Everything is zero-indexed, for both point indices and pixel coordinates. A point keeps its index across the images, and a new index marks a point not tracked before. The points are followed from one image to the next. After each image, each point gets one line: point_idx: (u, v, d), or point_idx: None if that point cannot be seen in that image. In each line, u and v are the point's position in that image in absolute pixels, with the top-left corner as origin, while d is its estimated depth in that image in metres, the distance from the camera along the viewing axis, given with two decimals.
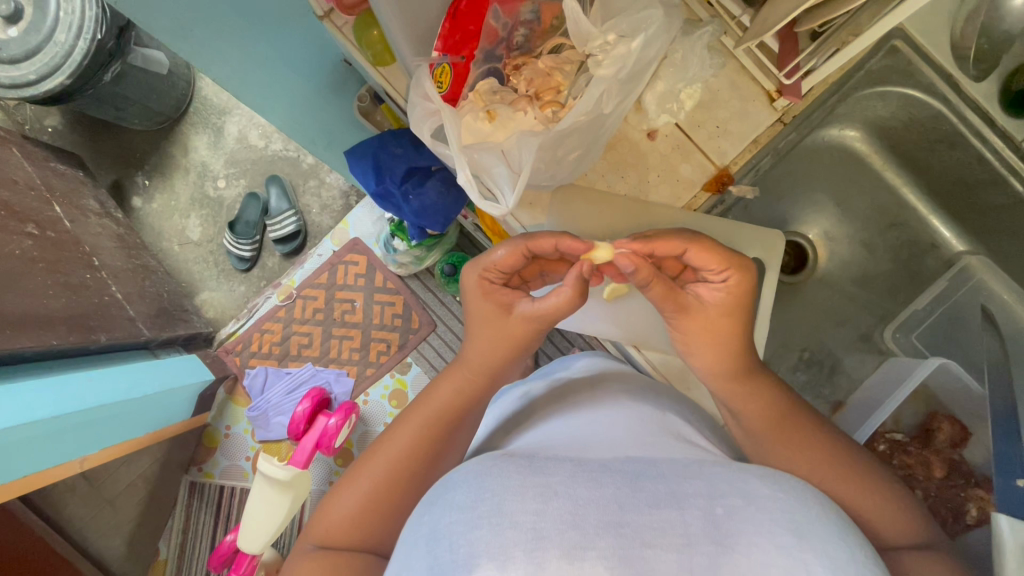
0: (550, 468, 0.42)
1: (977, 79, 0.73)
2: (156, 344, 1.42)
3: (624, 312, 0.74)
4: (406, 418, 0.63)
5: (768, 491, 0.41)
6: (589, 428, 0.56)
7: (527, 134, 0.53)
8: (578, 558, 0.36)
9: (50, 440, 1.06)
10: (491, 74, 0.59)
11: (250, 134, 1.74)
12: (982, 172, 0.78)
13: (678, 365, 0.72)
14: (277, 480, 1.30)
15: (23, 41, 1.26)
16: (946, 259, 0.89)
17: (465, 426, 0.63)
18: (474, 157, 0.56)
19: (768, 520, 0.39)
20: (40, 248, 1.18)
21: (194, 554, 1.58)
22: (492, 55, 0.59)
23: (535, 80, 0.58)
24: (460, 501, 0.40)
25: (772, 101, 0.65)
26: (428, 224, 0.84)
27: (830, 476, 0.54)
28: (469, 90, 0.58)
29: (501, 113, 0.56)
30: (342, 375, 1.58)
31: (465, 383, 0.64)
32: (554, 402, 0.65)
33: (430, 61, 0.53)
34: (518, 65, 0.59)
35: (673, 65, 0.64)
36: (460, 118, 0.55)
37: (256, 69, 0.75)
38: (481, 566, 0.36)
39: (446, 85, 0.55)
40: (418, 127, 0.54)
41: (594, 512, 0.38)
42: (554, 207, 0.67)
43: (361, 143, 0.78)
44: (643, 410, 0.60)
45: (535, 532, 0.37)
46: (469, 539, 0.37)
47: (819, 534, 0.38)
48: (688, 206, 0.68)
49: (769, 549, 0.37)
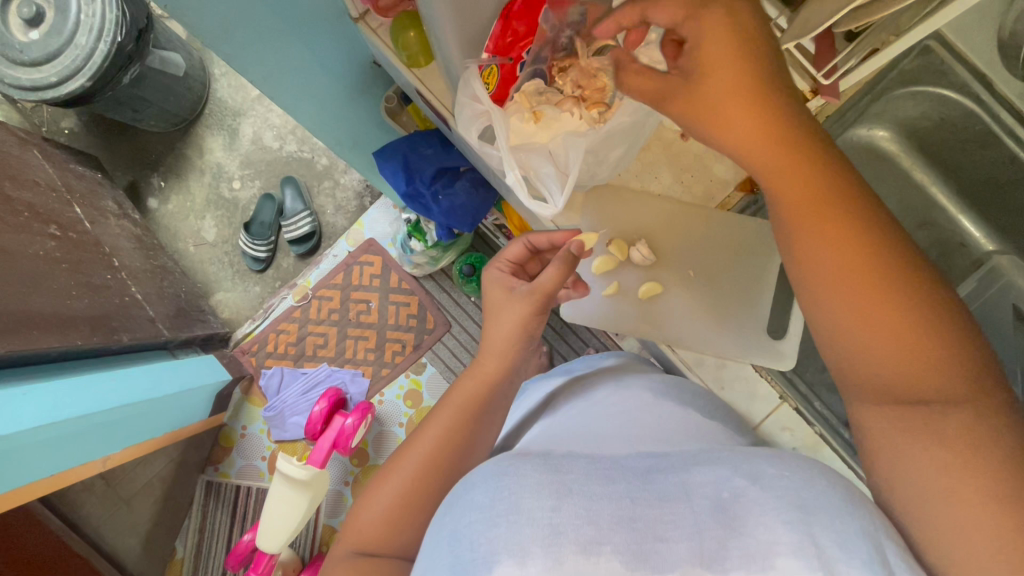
0: (566, 467, 0.43)
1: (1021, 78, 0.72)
2: (175, 344, 1.42)
3: (660, 311, 0.71)
4: (432, 418, 0.63)
5: (774, 469, 0.43)
6: (605, 424, 0.58)
7: (574, 135, 0.56)
8: (594, 553, 0.36)
9: (75, 441, 1.07)
10: (536, 76, 0.58)
11: (265, 135, 1.75)
12: (1014, 172, 0.78)
13: (713, 365, 0.70)
14: (292, 479, 1.32)
15: (45, 44, 1.29)
16: (974, 258, 0.88)
17: (489, 422, 0.63)
18: (522, 158, 0.57)
19: (774, 499, 0.40)
20: (63, 249, 1.20)
21: (210, 555, 1.57)
22: (538, 56, 0.57)
23: (582, 81, 0.56)
24: (479, 501, 0.40)
25: (807, 101, 0.67)
26: (456, 225, 0.82)
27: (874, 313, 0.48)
28: (515, 91, 0.58)
29: (547, 114, 0.56)
30: (357, 375, 1.59)
31: (486, 382, 0.64)
32: (574, 399, 0.66)
33: (479, 63, 0.56)
34: (564, 66, 0.58)
35: None
36: (507, 120, 0.55)
37: (287, 70, 0.75)
38: (501, 564, 0.35)
39: (493, 86, 0.56)
40: (466, 129, 0.55)
41: (608, 507, 0.39)
42: (589, 207, 0.68)
43: (391, 143, 0.77)
44: (661, 409, 0.61)
45: (553, 528, 0.37)
46: (489, 538, 0.37)
47: (828, 508, 0.39)
48: (722, 206, 0.69)
49: (775, 526, 0.38)
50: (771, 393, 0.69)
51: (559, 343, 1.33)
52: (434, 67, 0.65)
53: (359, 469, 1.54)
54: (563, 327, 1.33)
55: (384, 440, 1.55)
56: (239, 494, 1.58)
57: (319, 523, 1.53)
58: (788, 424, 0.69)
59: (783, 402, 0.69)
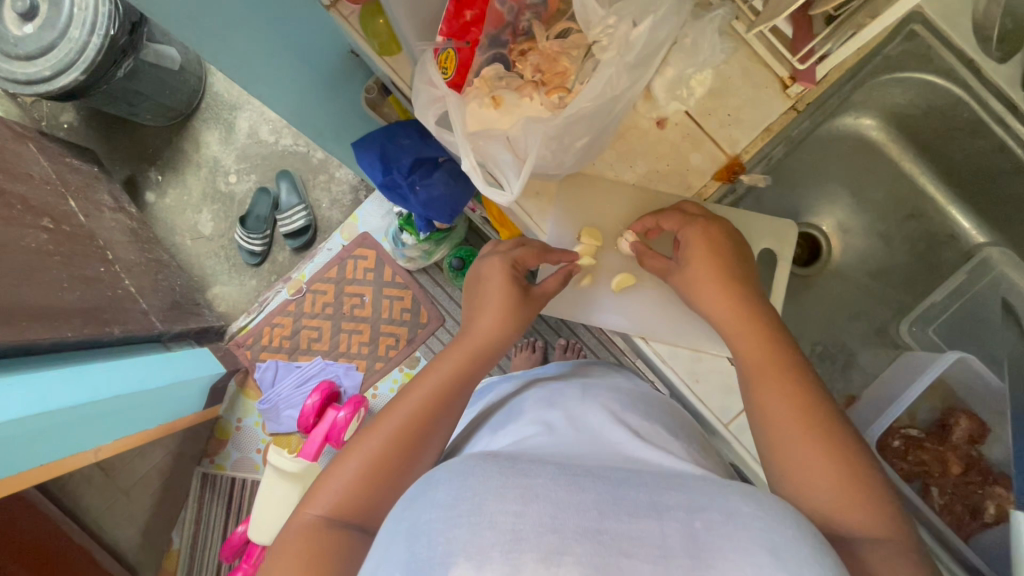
0: (533, 471, 0.43)
1: (1000, 61, 0.69)
2: (168, 337, 1.43)
3: (632, 302, 0.70)
4: (410, 390, 0.62)
5: (748, 507, 0.41)
6: (578, 442, 0.55)
7: (532, 121, 0.53)
8: (555, 562, 0.36)
9: (66, 432, 1.08)
10: (496, 61, 0.57)
11: (260, 129, 1.76)
12: (1004, 162, 0.75)
13: (687, 357, 0.67)
14: (288, 472, 1.34)
15: (38, 38, 1.29)
16: (963, 251, 0.86)
17: (464, 395, 0.62)
18: (480, 144, 0.56)
19: (747, 538, 0.39)
20: (56, 241, 1.21)
21: (206, 546, 1.58)
22: (498, 40, 0.57)
23: (542, 66, 0.55)
24: (441, 499, 0.40)
25: (785, 88, 0.63)
26: (435, 216, 0.81)
27: (813, 437, 0.52)
28: (474, 77, 0.56)
29: (506, 100, 0.55)
30: (351, 368, 1.59)
31: (469, 357, 0.63)
32: (542, 405, 0.64)
33: (435, 46, 0.54)
34: (524, 50, 0.56)
35: (681, 51, 0.61)
36: (465, 105, 0.54)
37: (263, 60, 0.74)
38: (457, 565, 0.36)
39: (450, 71, 0.54)
40: (423, 114, 0.54)
41: (574, 517, 0.39)
42: (562, 196, 0.67)
43: (368, 133, 0.77)
44: (631, 420, 0.61)
45: (514, 534, 0.37)
46: (447, 538, 0.37)
47: (797, 554, 0.38)
48: (700, 195, 0.66)
49: (745, 566, 0.37)
50: None
51: (553, 336, 1.33)
52: (406, 56, 0.65)
53: None
54: (559, 323, 1.33)
55: None
56: (234, 486, 1.59)
57: None
58: None
59: None
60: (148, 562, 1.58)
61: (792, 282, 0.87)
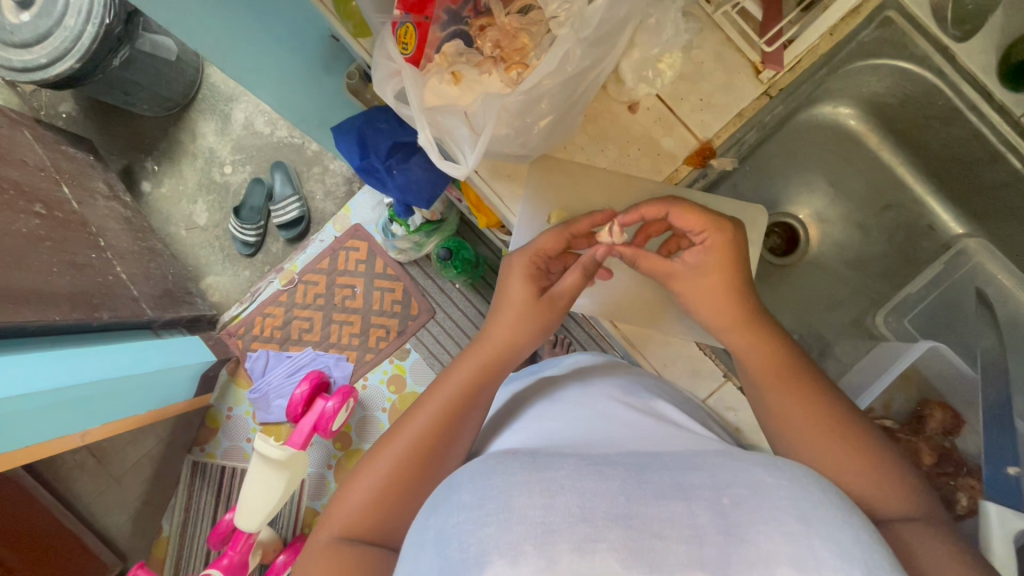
0: (555, 463, 0.43)
1: (959, 40, 0.71)
2: (159, 324, 1.44)
3: (602, 288, 0.73)
4: (423, 403, 0.62)
5: (771, 478, 0.42)
6: (601, 429, 0.55)
7: (492, 97, 0.53)
8: (588, 551, 0.37)
9: (51, 414, 1.09)
10: (457, 36, 0.58)
11: (256, 121, 1.76)
12: (979, 150, 0.76)
13: (658, 342, 0.71)
14: (272, 459, 1.33)
15: (34, 26, 1.30)
16: (942, 242, 0.87)
17: (479, 406, 0.62)
18: (436, 119, 0.56)
19: (774, 509, 0.39)
20: (48, 227, 1.22)
21: (196, 534, 1.59)
22: (458, 16, 0.57)
23: (502, 42, 0.55)
24: (466, 500, 0.40)
25: (757, 74, 0.65)
26: (413, 201, 0.82)
27: (823, 427, 0.55)
28: (434, 51, 0.56)
29: (466, 76, 0.55)
30: (341, 359, 1.60)
31: (482, 368, 0.63)
32: (546, 401, 0.64)
33: (392, 21, 0.54)
34: (484, 26, 0.56)
35: (646, 30, 0.61)
36: (424, 80, 0.54)
37: (244, 43, 0.75)
38: (493, 563, 0.36)
39: (410, 47, 0.54)
40: (380, 87, 0.55)
41: (602, 503, 0.39)
42: (532, 180, 0.67)
43: (348, 118, 0.78)
44: (634, 406, 0.60)
45: (544, 526, 0.38)
46: (479, 538, 0.38)
47: (824, 518, 0.39)
48: (670, 179, 0.68)
49: (776, 537, 0.37)
50: (715, 371, 0.71)
51: None
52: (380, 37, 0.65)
53: (342, 453, 1.55)
54: None
55: (368, 425, 1.56)
56: (224, 475, 1.60)
57: (302, 505, 1.55)
58: (731, 404, 0.70)
59: (727, 381, 0.71)
60: (139, 549, 1.59)
61: (767, 272, 0.89)
